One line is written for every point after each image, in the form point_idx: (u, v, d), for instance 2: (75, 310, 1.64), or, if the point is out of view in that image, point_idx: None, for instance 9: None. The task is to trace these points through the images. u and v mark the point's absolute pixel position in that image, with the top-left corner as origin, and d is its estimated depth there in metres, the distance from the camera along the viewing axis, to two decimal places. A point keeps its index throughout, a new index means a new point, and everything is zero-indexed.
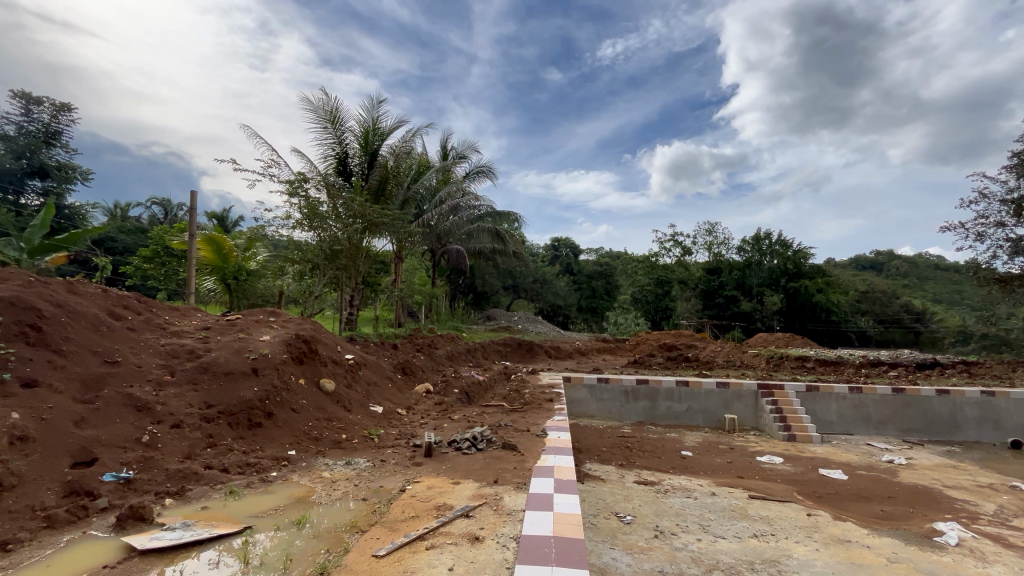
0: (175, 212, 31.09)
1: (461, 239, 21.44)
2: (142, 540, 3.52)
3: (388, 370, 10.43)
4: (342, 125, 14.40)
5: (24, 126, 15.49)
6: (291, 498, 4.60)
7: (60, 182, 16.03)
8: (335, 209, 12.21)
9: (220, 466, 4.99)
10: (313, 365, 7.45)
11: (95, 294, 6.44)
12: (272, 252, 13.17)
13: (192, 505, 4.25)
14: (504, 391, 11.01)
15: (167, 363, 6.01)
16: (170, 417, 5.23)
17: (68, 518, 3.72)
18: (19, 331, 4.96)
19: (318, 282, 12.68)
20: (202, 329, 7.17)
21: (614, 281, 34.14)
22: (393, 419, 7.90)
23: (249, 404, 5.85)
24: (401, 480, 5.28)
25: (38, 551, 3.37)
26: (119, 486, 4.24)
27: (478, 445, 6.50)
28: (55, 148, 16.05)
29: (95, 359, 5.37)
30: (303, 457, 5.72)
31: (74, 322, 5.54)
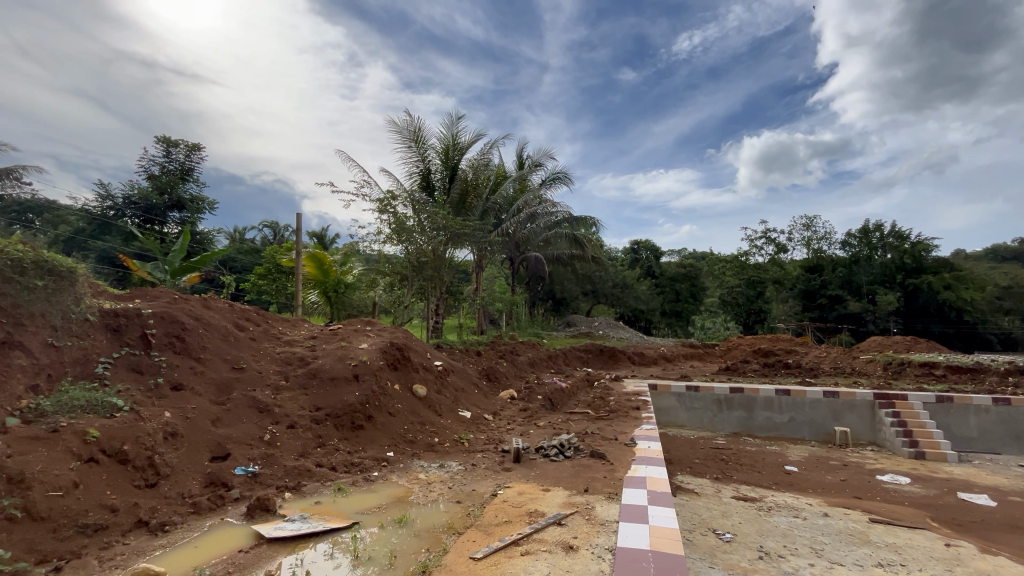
0: (282, 233, 34.55)
1: (539, 246, 21.61)
2: (268, 529, 3.91)
3: (474, 376, 10.72)
4: (424, 144, 15.17)
5: (166, 166, 18.13)
6: (392, 498, 4.87)
7: (194, 212, 18.48)
8: (420, 224, 12.84)
9: (329, 465, 5.42)
10: (406, 371, 7.87)
11: (224, 308, 7.33)
12: (366, 266, 14.13)
13: (308, 500, 4.66)
14: (588, 398, 10.84)
15: (282, 370, 6.68)
16: (286, 418, 5.79)
17: (210, 505, 4.24)
18: (168, 341, 5.71)
19: (407, 293, 13.41)
20: (310, 338, 7.88)
21: (700, 283, 32.36)
22: (481, 424, 8.09)
23: (352, 407, 6.30)
24: (491, 484, 5.38)
25: (189, 532, 3.87)
26: (247, 480, 4.75)
27: (565, 453, 6.46)
28: (189, 183, 18.56)
29: (225, 366, 6.09)
30: (401, 459, 6.05)
31: (209, 333, 6.33)
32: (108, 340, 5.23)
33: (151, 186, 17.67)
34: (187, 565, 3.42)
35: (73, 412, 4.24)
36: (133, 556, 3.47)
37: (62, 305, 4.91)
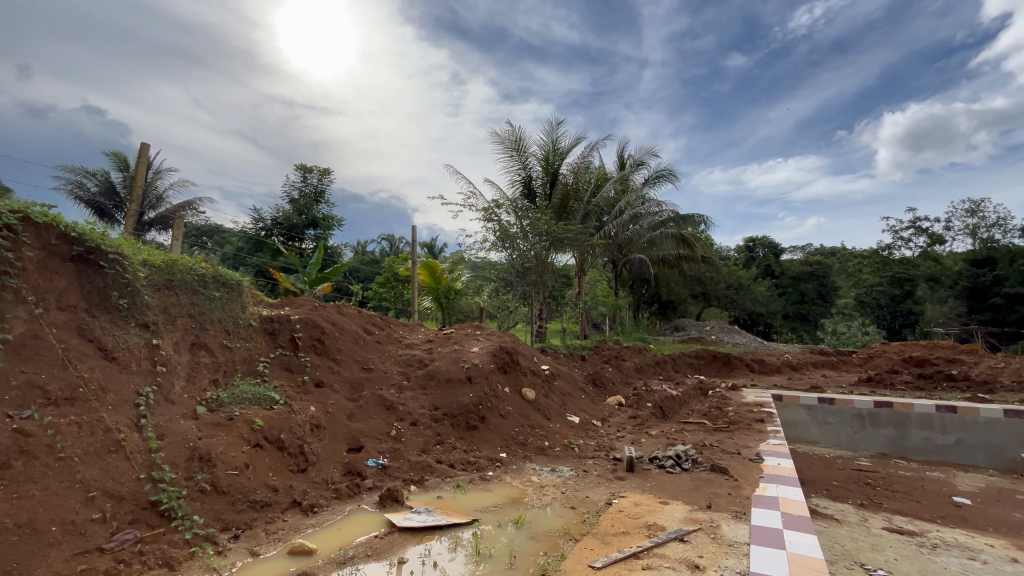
0: (398, 244, 37.52)
1: (643, 247, 20.84)
2: (398, 518, 4.23)
3: (580, 381, 10.62)
4: (526, 151, 15.43)
5: (303, 189, 20.68)
6: (507, 498, 4.99)
7: (325, 229, 20.80)
8: (523, 230, 13.06)
9: (448, 461, 5.72)
10: (515, 374, 8.05)
11: (354, 314, 8.12)
12: (473, 273, 14.75)
13: (431, 494, 4.96)
14: (703, 407, 10.14)
15: (404, 370, 7.22)
16: (408, 416, 6.23)
17: (348, 492, 4.70)
18: (312, 343, 6.45)
19: (511, 297, 13.74)
20: (427, 342, 8.40)
21: (832, 282, 28.22)
22: (590, 430, 7.98)
23: (467, 408, 6.60)
24: (605, 493, 5.26)
25: (333, 515, 4.32)
26: (378, 471, 5.19)
27: (682, 465, 6.11)
28: (321, 203, 20.96)
29: (357, 366, 6.74)
30: (514, 460, 6.19)
31: (343, 336, 7.04)
32: (266, 342, 6.06)
33: (292, 208, 20.23)
34: (334, 545, 3.81)
35: (243, 403, 4.97)
36: (291, 531, 3.95)
37: (233, 312, 5.78)
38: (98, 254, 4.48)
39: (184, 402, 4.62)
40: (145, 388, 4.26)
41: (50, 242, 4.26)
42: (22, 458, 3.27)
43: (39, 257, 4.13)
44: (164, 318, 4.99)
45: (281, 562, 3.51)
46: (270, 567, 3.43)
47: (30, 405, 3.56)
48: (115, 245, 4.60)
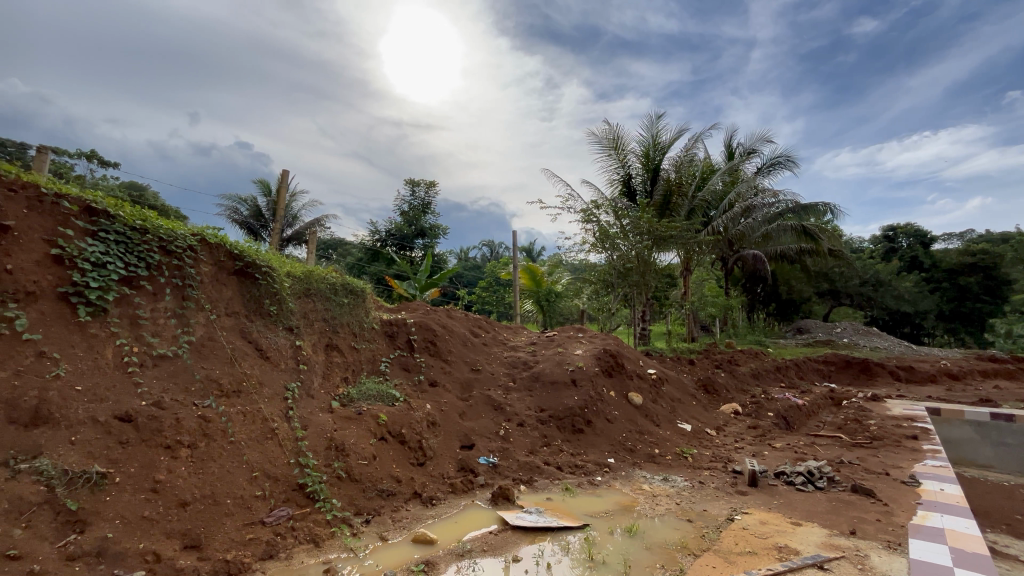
0: (498, 250, 38.60)
1: (756, 243, 19.13)
2: (511, 517, 4.32)
3: (690, 387, 10.01)
4: (624, 149, 14.98)
5: (412, 202, 22.21)
6: (618, 505, 4.86)
7: (432, 238, 22.09)
8: (623, 229, 12.68)
9: (555, 464, 5.74)
10: (621, 378, 7.84)
11: (461, 317, 8.51)
12: (573, 275, 14.64)
13: (540, 495, 5.01)
14: (838, 419, 8.99)
15: (510, 372, 7.41)
16: (516, 416, 6.38)
17: (463, 487, 4.93)
18: (426, 344, 6.88)
19: (613, 299, 13.41)
20: (531, 344, 8.54)
21: (1006, 275, 22.66)
22: (704, 439, 7.49)
23: (573, 410, 6.58)
24: (725, 507, 4.89)
25: (449, 508, 4.56)
26: (489, 469, 5.37)
27: (816, 483, 5.48)
28: (428, 214, 22.33)
29: (466, 367, 7.07)
30: (622, 466, 6.03)
31: (453, 339, 7.43)
32: (387, 344, 6.59)
33: (403, 220, 21.86)
34: (452, 536, 4.01)
35: (369, 399, 5.47)
36: (414, 521, 4.24)
37: (359, 316, 6.39)
38: (254, 267, 5.17)
39: (321, 397, 5.20)
40: (291, 384, 4.86)
41: (219, 258, 4.95)
42: (205, 439, 3.82)
43: (212, 272, 4.81)
44: (305, 322, 5.64)
45: (407, 548, 3.78)
46: (397, 552, 3.71)
47: (209, 395, 4.17)
48: (266, 260, 5.30)
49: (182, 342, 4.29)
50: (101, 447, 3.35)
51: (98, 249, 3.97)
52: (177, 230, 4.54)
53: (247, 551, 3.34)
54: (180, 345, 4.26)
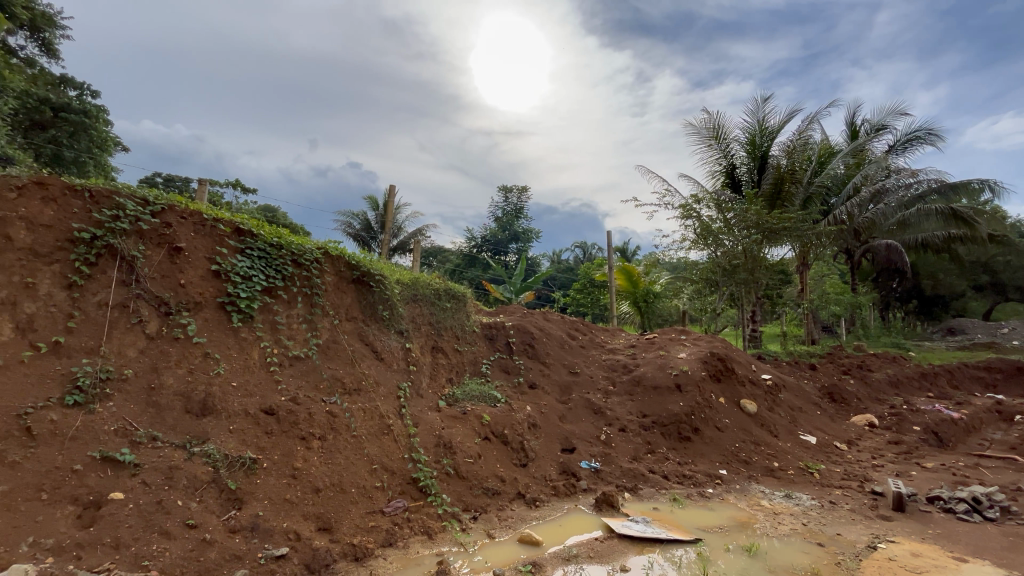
0: (591, 250, 38.05)
1: (891, 231, 16.72)
2: (616, 524, 4.21)
3: (813, 395, 9.01)
4: (727, 137, 13.93)
5: (505, 208, 22.78)
6: (734, 520, 4.52)
7: (525, 242, 22.44)
8: (728, 223, 11.76)
9: (661, 472, 5.50)
10: (731, 384, 7.30)
11: (558, 320, 8.51)
12: (672, 274, 13.93)
13: (646, 504, 4.82)
14: (1009, 438, 7.52)
15: (609, 375, 7.25)
16: (617, 421, 6.23)
17: (565, 491, 4.91)
18: (524, 347, 6.99)
19: (718, 299, 12.52)
20: (630, 347, 8.28)
21: None
22: (833, 453, 6.69)
23: (678, 417, 6.26)
24: (863, 533, 4.31)
25: (553, 511, 4.56)
26: (592, 474, 5.30)
27: (984, 513, 4.62)
28: (521, 219, 22.74)
29: (564, 370, 7.08)
30: (736, 479, 5.60)
31: (551, 341, 7.46)
32: (487, 346, 6.80)
33: (497, 226, 22.50)
34: (557, 539, 4.01)
35: (473, 400, 5.69)
36: (519, 521, 4.30)
37: (460, 320, 6.68)
38: (368, 276, 5.63)
39: (429, 396, 5.51)
40: (403, 384, 5.23)
41: (340, 269, 5.44)
42: (333, 432, 4.23)
43: (334, 281, 5.32)
44: (413, 325, 6.03)
45: (513, 548, 3.85)
46: (504, 550, 3.79)
47: (334, 393, 4.61)
48: (379, 269, 5.74)
49: (312, 344, 4.80)
50: (252, 436, 3.82)
51: (246, 264, 4.57)
52: (305, 244, 5.10)
53: (370, 537, 3.63)
54: (310, 347, 4.77)
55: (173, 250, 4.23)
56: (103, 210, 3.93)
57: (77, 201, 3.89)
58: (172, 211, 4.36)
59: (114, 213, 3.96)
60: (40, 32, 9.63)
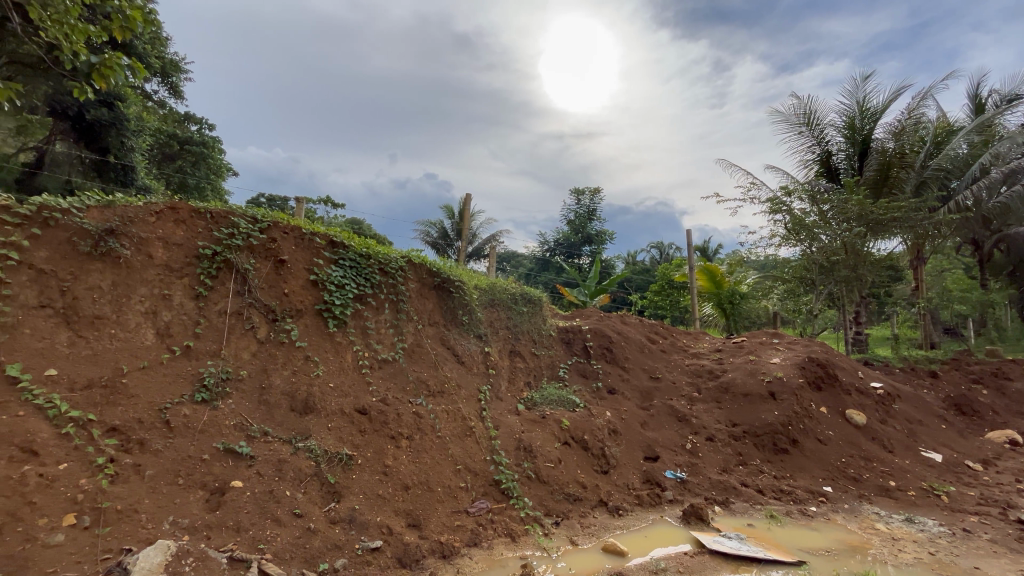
0: (668, 250, 36.63)
1: None
2: (707, 540, 3.98)
3: (936, 406, 7.94)
4: (821, 122, 12.74)
5: (577, 210, 22.56)
6: (844, 544, 4.09)
7: (598, 243, 22.04)
8: (824, 217, 10.73)
9: (756, 486, 5.13)
10: (834, 392, 6.65)
11: (636, 323, 8.25)
12: (760, 273, 12.99)
13: (740, 520, 4.51)
14: None
15: (693, 381, 6.89)
16: (704, 430, 5.91)
17: (650, 501, 4.74)
18: (602, 351, 6.86)
19: (815, 299, 11.47)
20: (716, 351, 7.83)
21: None
22: (965, 474, 5.84)
23: (773, 427, 5.81)
24: (1009, 568, 3.71)
25: (637, 521, 4.42)
26: (677, 484, 5.06)
27: None
28: (593, 221, 22.39)
29: (645, 375, 6.86)
30: (843, 498, 5.07)
31: (630, 345, 7.26)
32: (564, 350, 6.76)
33: (570, 229, 22.34)
34: (642, 550, 3.88)
35: (552, 404, 5.69)
36: (601, 529, 4.22)
37: (537, 324, 6.71)
38: (448, 282, 5.83)
39: (508, 400, 5.59)
40: (483, 387, 5.35)
41: (422, 276, 5.68)
42: (419, 433, 4.43)
43: (418, 288, 5.57)
44: (491, 329, 6.14)
45: (597, 556, 3.78)
46: (588, 558, 3.73)
47: (420, 395, 4.82)
48: (457, 275, 5.93)
49: (398, 348, 5.06)
50: (348, 434, 4.10)
51: (340, 274, 4.93)
52: (391, 254, 5.40)
53: (456, 536, 3.73)
54: (397, 351, 5.03)
55: (278, 263, 4.65)
56: (221, 229, 4.42)
57: (201, 222, 4.40)
58: (277, 227, 4.80)
59: (230, 231, 4.44)
60: (169, 77, 11.12)
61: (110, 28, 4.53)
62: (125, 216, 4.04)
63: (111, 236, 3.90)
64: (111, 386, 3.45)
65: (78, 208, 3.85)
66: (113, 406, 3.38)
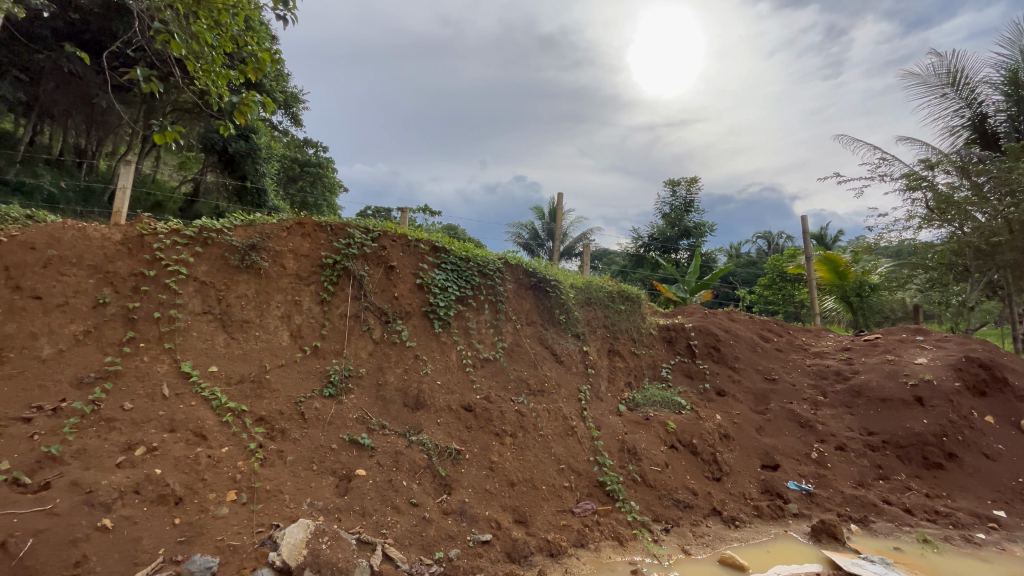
0: (777, 240, 33.56)
1: None
2: (844, 561, 3.55)
3: None
4: (972, 80, 10.79)
5: (673, 203, 21.50)
6: None
7: (698, 237, 20.78)
8: (980, 191, 9.09)
9: (902, 505, 4.48)
10: (1003, 399, 5.61)
11: (746, 319, 7.63)
12: (896, 261, 11.35)
13: (883, 541, 3.97)
14: None
15: (818, 384, 6.21)
16: (832, 437, 5.31)
17: (771, 514, 4.36)
18: (708, 351, 6.46)
19: (970, 289, 9.76)
20: (844, 350, 6.98)
21: None
22: None
23: (922, 438, 5.07)
24: None
25: (757, 534, 4.08)
26: (803, 497, 4.60)
27: None
28: (691, 212, 21.17)
29: (759, 376, 6.33)
30: (1022, 525, 4.25)
31: (740, 344, 6.74)
32: (666, 350, 6.47)
33: (666, 223, 21.30)
34: (764, 566, 3.58)
35: (655, 405, 5.48)
36: (716, 539, 3.96)
37: (637, 322, 6.49)
38: (545, 282, 5.86)
39: (609, 400, 5.48)
40: (583, 387, 5.32)
41: (519, 277, 5.78)
42: (522, 430, 4.50)
43: (515, 288, 5.68)
44: (589, 328, 6.06)
45: (713, 568, 3.55)
46: (702, 569, 3.52)
47: (522, 393, 4.90)
48: (553, 275, 5.94)
49: (499, 347, 5.19)
50: (456, 429, 4.29)
51: (443, 277, 5.19)
52: (488, 256, 5.59)
53: (563, 535, 3.73)
54: (497, 350, 5.17)
55: (388, 268, 5.01)
56: (339, 240, 4.87)
57: (323, 235, 4.88)
58: (387, 235, 5.17)
59: (347, 242, 4.88)
60: (291, 108, 12.54)
61: (246, 70, 5.18)
62: (264, 233, 4.62)
63: (253, 251, 4.46)
64: (259, 381, 3.96)
65: (228, 228, 4.48)
66: (261, 398, 3.87)
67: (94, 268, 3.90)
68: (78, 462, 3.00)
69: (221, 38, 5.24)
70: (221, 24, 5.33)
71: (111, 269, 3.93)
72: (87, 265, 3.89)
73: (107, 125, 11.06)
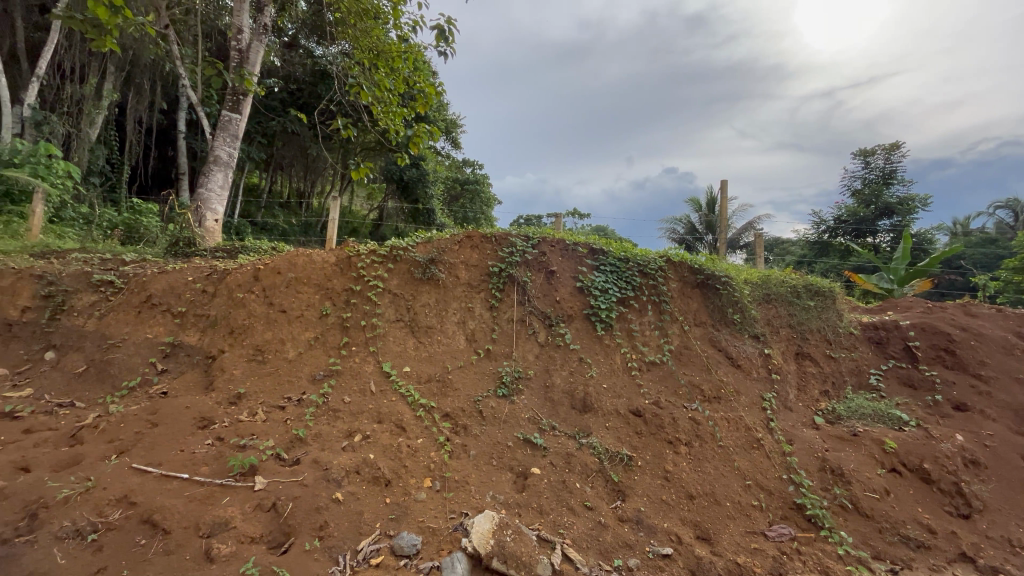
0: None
1: None
2: None
3: None
4: None
5: (867, 177, 18.05)
6: None
7: (905, 214, 17.01)
8: None
9: None
10: None
11: (993, 313, 5.97)
12: None
13: None
14: None
15: None
16: None
17: None
18: (936, 355, 5.23)
19: None
20: None
21: None
22: None
23: None
24: None
25: None
26: None
27: None
28: (893, 186, 17.49)
29: (1020, 388, 4.89)
30: None
31: (985, 345, 5.29)
32: (874, 352, 5.39)
33: (857, 202, 17.97)
34: None
35: (865, 419, 4.63)
36: None
37: (831, 320, 5.56)
38: (713, 278, 5.39)
39: (801, 411, 4.78)
40: (767, 394, 4.73)
41: (684, 274, 5.41)
42: (699, 440, 4.19)
43: (680, 286, 5.34)
44: (771, 329, 5.38)
45: None
46: None
47: (695, 399, 4.57)
48: (723, 271, 5.44)
49: (666, 350, 4.93)
50: (625, 434, 4.20)
51: (603, 279, 5.15)
52: (648, 255, 5.37)
53: (755, 559, 3.34)
54: (664, 353, 4.91)
55: (549, 273, 5.18)
56: (503, 249, 5.18)
57: (488, 245, 5.25)
58: (545, 242, 5.35)
59: (511, 250, 5.17)
60: (451, 133, 13.84)
61: (417, 106, 5.84)
62: (440, 247, 5.12)
63: (431, 264, 4.98)
64: (443, 381, 4.41)
65: (411, 245, 5.09)
66: (445, 396, 4.30)
67: (318, 285, 4.78)
68: (317, 444, 3.69)
69: (396, 81, 6.04)
70: (396, 70, 6.14)
71: (329, 286, 4.78)
72: (314, 283, 4.78)
73: (317, 169, 13.60)
